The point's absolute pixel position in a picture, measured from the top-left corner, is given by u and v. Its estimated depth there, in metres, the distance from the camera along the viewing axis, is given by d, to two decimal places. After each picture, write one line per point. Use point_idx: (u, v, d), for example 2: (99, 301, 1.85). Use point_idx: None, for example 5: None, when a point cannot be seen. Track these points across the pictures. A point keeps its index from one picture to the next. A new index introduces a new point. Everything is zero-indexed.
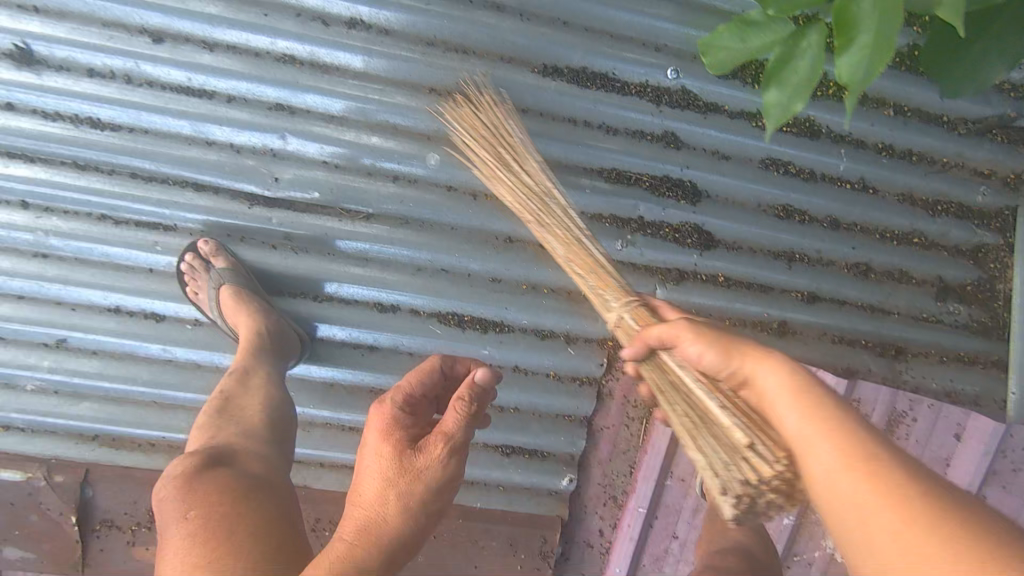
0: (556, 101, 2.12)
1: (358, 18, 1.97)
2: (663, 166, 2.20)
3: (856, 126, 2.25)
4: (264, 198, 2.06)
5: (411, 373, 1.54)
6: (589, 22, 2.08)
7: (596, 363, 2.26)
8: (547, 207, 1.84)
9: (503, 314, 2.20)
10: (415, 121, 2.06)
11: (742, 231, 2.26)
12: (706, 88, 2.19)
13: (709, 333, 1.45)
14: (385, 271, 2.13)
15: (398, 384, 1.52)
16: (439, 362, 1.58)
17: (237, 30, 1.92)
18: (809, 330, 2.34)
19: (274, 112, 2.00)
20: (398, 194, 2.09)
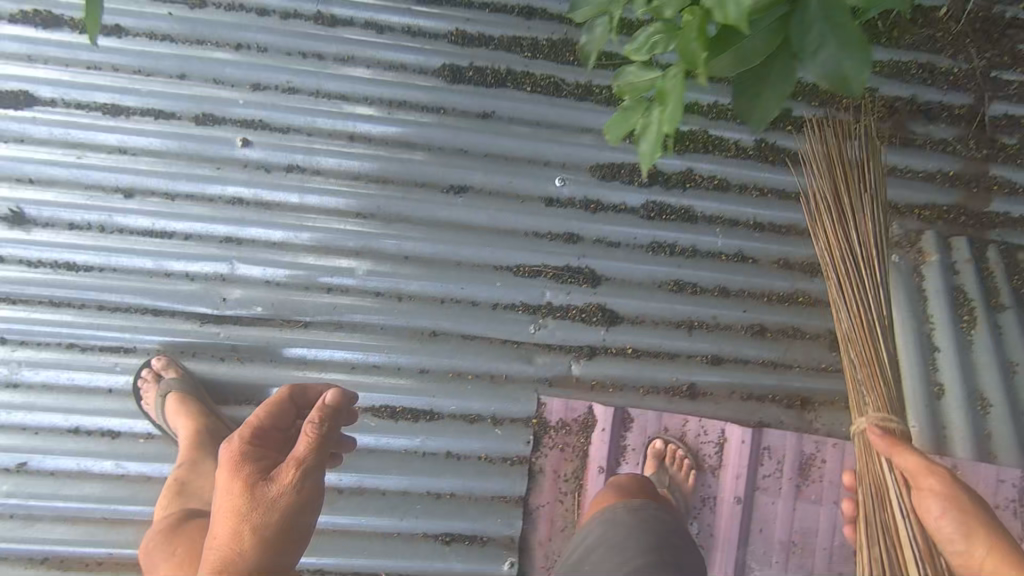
0: (464, 212, 2.48)
1: (296, 164, 2.39)
2: (563, 257, 2.51)
3: (726, 208, 2.62)
4: (214, 317, 2.36)
5: (262, 410, 1.99)
6: (485, 148, 2.49)
7: (523, 441, 2.43)
8: (857, 282, 2.02)
9: (432, 402, 2.41)
10: (343, 239, 2.40)
11: (642, 306, 2.53)
12: (593, 191, 2.55)
13: (955, 493, 1.73)
14: (323, 371, 2.39)
15: (252, 419, 1.96)
16: (285, 392, 2.05)
17: (193, 182, 2.34)
18: (719, 391, 2.51)
19: (224, 244, 2.34)
20: (331, 303, 2.39)
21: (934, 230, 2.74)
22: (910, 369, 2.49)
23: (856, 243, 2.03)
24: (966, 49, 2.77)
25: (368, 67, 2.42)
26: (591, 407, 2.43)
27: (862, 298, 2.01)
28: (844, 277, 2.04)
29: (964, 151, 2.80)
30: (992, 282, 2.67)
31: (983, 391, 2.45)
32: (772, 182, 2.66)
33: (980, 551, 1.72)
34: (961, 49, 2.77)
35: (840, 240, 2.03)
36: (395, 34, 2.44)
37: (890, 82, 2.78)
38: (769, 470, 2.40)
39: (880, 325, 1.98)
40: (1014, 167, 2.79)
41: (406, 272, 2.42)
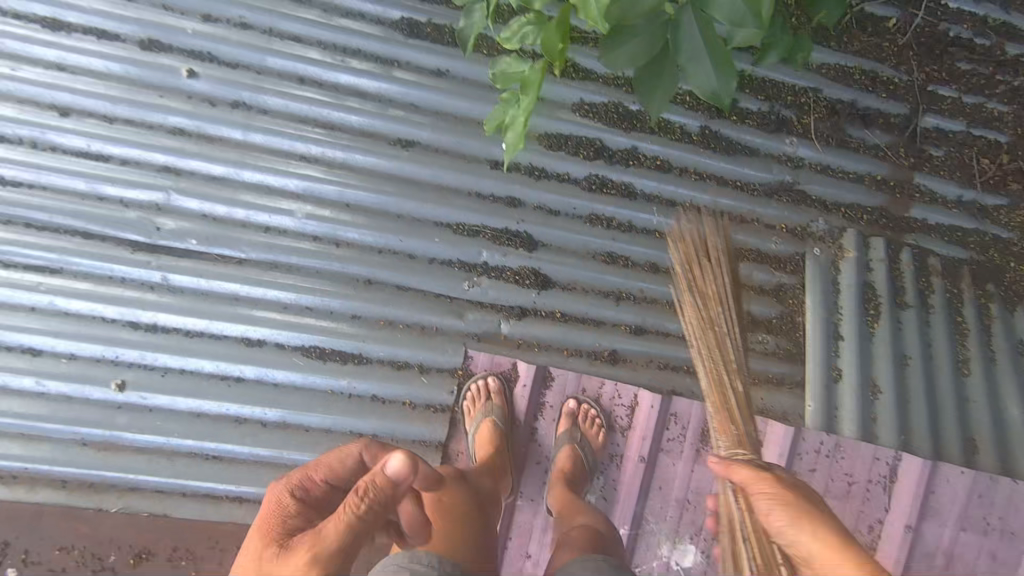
0: (409, 167, 2.53)
1: (240, 100, 2.40)
2: (503, 220, 2.60)
3: (662, 188, 2.74)
4: (147, 245, 2.40)
5: (333, 461, 1.88)
6: (435, 105, 2.54)
7: (447, 391, 2.55)
8: (705, 351, 2.14)
9: (362, 347, 2.50)
10: (284, 181, 2.44)
11: (573, 274, 2.65)
12: (537, 158, 2.64)
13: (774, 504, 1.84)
14: (255, 308, 2.45)
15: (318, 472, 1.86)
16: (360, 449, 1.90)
17: (132, 107, 2.34)
18: (639, 361, 2.65)
19: (160, 173, 2.38)
20: (267, 243, 2.44)
21: (856, 230, 2.92)
22: (814, 354, 2.68)
23: (713, 327, 2.16)
24: (909, 61, 2.90)
25: (321, 10, 2.42)
26: (517, 364, 2.58)
27: (717, 360, 2.14)
28: (703, 354, 2.17)
29: (892, 158, 2.96)
30: (901, 282, 2.88)
31: (877, 380, 2.65)
32: (711, 168, 2.79)
33: (809, 541, 1.77)
34: (904, 59, 2.90)
35: (698, 312, 2.17)
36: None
37: (836, 86, 2.90)
38: (672, 434, 2.58)
39: (727, 374, 2.12)
40: (936, 176, 2.98)
41: (345, 219, 2.49)
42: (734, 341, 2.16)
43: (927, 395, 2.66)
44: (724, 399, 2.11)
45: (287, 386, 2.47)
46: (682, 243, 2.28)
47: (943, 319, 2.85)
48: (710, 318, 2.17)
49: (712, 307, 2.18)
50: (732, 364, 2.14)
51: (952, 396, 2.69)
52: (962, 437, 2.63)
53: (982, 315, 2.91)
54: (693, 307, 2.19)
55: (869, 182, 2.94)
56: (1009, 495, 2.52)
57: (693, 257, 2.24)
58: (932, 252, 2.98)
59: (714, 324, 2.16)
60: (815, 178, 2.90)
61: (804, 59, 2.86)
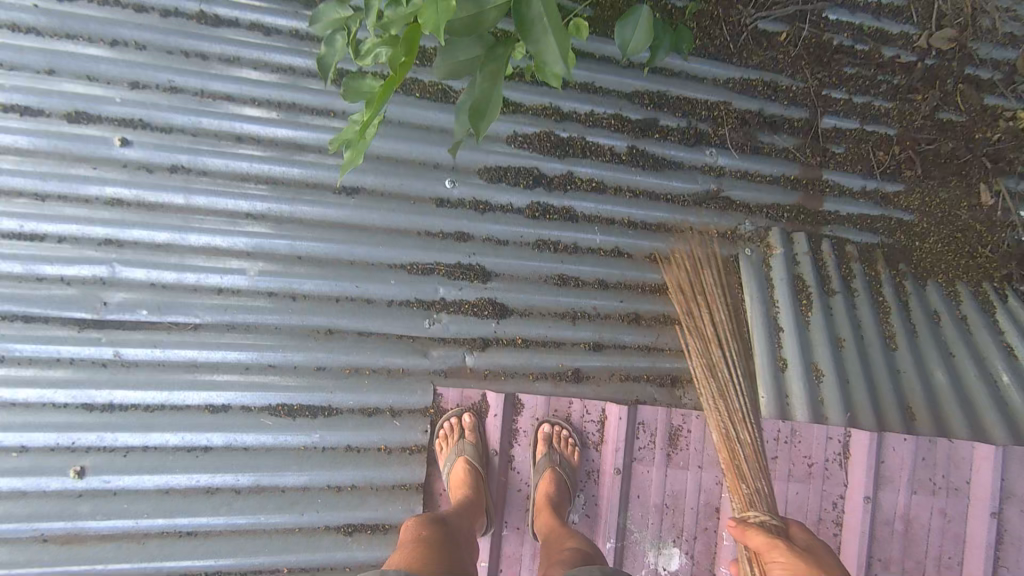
0: (358, 213, 2.56)
1: (179, 164, 2.39)
2: (455, 254, 2.65)
3: (602, 208, 2.88)
4: (94, 322, 2.31)
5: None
6: (377, 150, 2.60)
7: (420, 431, 2.54)
8: (724, 391, 2.56)
9: (330, 399, 2.47)
10: (233, 241, 2.42)
11: (529, 299, 2.73)
12: (481, 192, 2.73)
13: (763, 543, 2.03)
14: (215, 373, 2.39)
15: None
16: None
17: (66, 182, 2.29)
18: (600, 373, 2.78)
19: (102, 247, 2.31)
20: (221, 305, 2.39)
21: (780, 227, 3.16)
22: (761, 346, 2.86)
23: (714, 363, 2.63)
24: (802, 70, 3.22)
25: (255, 68, 2.46)
26: (486, 394, 2.59)
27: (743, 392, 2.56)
28: (708, 391, 2.61)
29: (802, 159, 3.23)
30: (825, 270, 3.13)
31: (818, 363, 2.86)
32: (644, 184, 2.96)
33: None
34: (797, 69, 3.21)
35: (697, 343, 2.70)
36: (282, 36, 2.48)
37: (743, 98, 3.17)
38: (643, 442, 2.61)
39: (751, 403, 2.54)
40: (841, 171, 3.28)
41: (300, 272, 2.47)
42: (735, 389, 2.56)
43: (864, 371, 2.89)
44: (727, 426, 2.51)
45: (257, 449, 2.40)
46: (694, 284, 2.81)
47: (866, 298, 3.11)
48: (710, 359, 2.64)
49: (710, 351, 2.66)
50: (726, 396, 2.55)
51: (885, 368, 2.93)
52: (899, 404, 2.87)
53: (899, 291, 3.20)
54: (701, 351, 2.67)
55: (784, 182, 3.20)
56: (949, 452, 2.62)
57: (697, 298, 2.76)
58: (847, 240, 3.26)
59: (717, 367, 2.62)
60: (738, 184, 3.12)
61: (711, 77, 3.12)
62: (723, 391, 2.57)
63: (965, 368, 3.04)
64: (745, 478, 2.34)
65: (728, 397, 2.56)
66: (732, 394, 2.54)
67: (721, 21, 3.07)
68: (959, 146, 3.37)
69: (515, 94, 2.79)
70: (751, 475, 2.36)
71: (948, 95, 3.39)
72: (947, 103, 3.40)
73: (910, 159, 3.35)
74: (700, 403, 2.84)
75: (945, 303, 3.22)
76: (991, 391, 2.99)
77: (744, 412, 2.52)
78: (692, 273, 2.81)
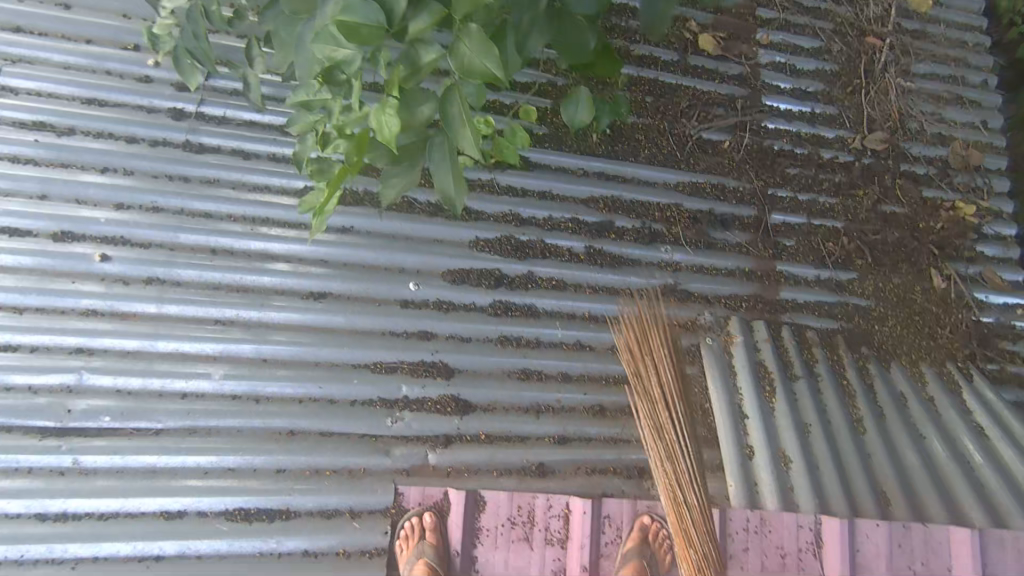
0: (324, 316, 2.68)
1: (153, 277, 2.55)
2: (418, 353, 2.74)
3: (563, 305, 2.99)
4: (58, 429, 2.38)
5: None
6: (344, 257, 2.77)
7: (380, 533, 2.51)
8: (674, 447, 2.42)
9: (288, 501, 2.45)
10: (199, 347, 2.52)
11: (492, 395, 2.77)
12: (442, 294, 2.86)
13: None
14: (173, 479, 2.39)
15: None
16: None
17: (46, 295, 2.46)
18: (565, 469, 2.75)
19: (75, 355, 2.43)
20: (185, 408, 2.46)
21: (738, 317, 3.24)
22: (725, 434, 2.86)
23: (661, 433, 2.44)
24: (748, 172, 3.46)
25: (231, 187, 2.69)
26: (448, 492, 2.53)
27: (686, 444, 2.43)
28: (657, 447, 2.46)
29: (755, 253, 3.38)
30: (787, 357, 3.18)
31: (785, 450, 2.85)
32: (603, 281, 3.09)
33: None
34: (743, 172, 3.45)
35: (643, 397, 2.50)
36: (259, 159, 2.75)
37: (694, 200, 3.35)
38: (610, 537, 2.54)
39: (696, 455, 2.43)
40: (795, 263, 3.41)
41: (265, 374, 2.56)
42: (682, 449, 2.43)
43: (833, 457, 2.86)
44: (673, 495, 2.41)
45: (211, 557, 2.35)
46: (643, 346, 2.57)
47: (830, 383, 3.14)
48: (659, 429, 2.46)
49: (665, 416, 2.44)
50: (675, 465, 2.41)
51: (854, 453, 2.90)
52: (872, 490, 2.81)
53: (863, 375, 3.22)
54: (649, 415, 2.48)
55: (739, 276, 3.32)
56: (925, 538, 2.55)
57: (640, 366, 2.54)
58: (807, 327, 3.32)
59: (665, 428, 2.45)
60: (694, 278, 3.24)
61: (661, 181, 3.33)
62: (671, 443, 2.44)
63: (935, 452, 3.02)
64: (689, 541, 2.33)
65: (672, 463, 2.42)
66: (678, 461, 2.42)
67: (667, 133, 3.38)
68: (903, 236, 3.56)
69: (475, 202, 3.01)
70: (700, 539, 2.33)
71: (889, 190, 3.62)
72: (888, 198, 3.63)
73: (862, 250, 3.50)
74: None
75: (910, 386, 3.23)
76: (966, 474, 2.95)
77: (689, 481, 2.39)
78: (640, 332, 2.60)
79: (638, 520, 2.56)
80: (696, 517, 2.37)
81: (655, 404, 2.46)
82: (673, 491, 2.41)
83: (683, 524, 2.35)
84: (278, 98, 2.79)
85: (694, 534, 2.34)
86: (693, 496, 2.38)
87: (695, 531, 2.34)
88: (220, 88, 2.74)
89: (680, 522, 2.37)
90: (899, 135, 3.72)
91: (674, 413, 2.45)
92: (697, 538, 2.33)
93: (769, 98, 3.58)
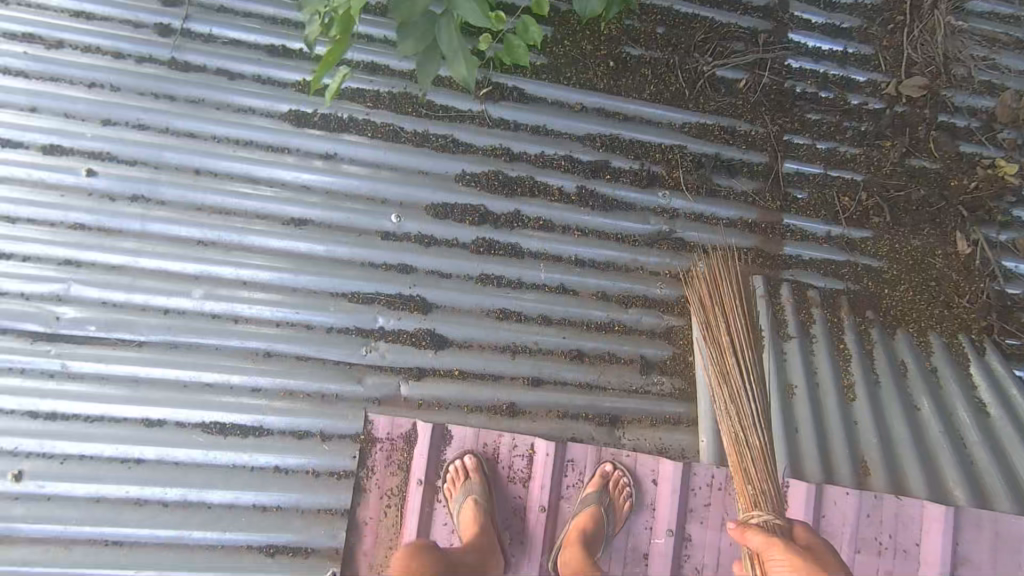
0: (304, 243, 2.69)
1: (139, 194, 2.59)
2: (396, 286, 2.74)
3: (550, 247, 2.94)
4: (47, 335, 2.48)
5: None
6: (328, 185, 2.76)
7: (349, 456, 2.58)
8: (732, 389, 2.46)
9: (262, 419, 2.53)
10: (181, 266, 2.57)
11: (468, 332, 2.77)
12: (425, 227, 2.83)
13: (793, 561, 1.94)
14: (154, 390, 2.49)
15: None
16: None
17: (37, 207, 2.52)
18: (538, 410, 2.76)
19: (62, 266, 2.51)
20: (165, 324, 2.53)
21: (734, 270, 3.13)
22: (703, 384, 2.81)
23: (728, 386, 2.48)
24: (762, 116, 3.28)
25: (217, 108, 2.67)
26: (416, 424, 2.58)
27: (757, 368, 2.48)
28: (739, 388, 2.46)
29: (760, 203, 3.23)
30: (782, 316, 3.05)
31: (763, 408, 2.79)
32: (594, 224, 3.02)
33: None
34: (757, 115, 3.27)
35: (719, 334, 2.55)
36: (245, 80, 2.70)
37: (699, 142, 3.22)
38: (572, 479, 2.57)
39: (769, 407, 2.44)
40: (802, 216, 3.25)
41: (245, 297, 2.60)
42: (746, 396, 2.45)
43: (814, 420, 2.79)
44: (751, 438, 2.38)
45: (188, 466, 2.47)
46: (723, 299, 2.63)
47: (825, 345, 3.01)
48: (725, 383, 2.48)
49: (725, 369, 2.50)
50: (758, 412, 2.42)
51: (839, 418, 2.82)
52: (851, 456, 2.74)
53: (863, 340, 3.07)
54: (716, 359, 2.54)
55: (739, 225, 3.20)
56: (897, 510, 2.48)
57: (712, 317, 2.62)
58: (810, 285, 3.17)
59: (729, 372, 2.49)
60: (689, 226, 3.14)
61: (666, 121, 3.20)
62: (756, 378, 2.47)
63: (926, 424, 2.89)
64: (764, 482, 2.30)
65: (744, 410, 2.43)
66: (751, 409, 2.44)
67: (676, 69, 3.22)
68: (928, 196, 3.31)
69: (466, 135, 2.93)
70: (768, 482, 2.29)
71: (919, 143, 3.36)
72: (917, 150, 3.37)
73: (878, 206, 3.29)
74: (639, 445, 2.79)
75: (913, 355, 3.07)
76: (956, 451, 2.83)
77: (761, 429, 2.39)
78: (712, 286, 2.68)
79: (604, 465, 2.55)
80: (769, 466, 2.33)
81: (723, 352, 2.51)
82: (748, 436, 2.39)
83: (754, 467, 2.33)
84: (267, 16, 2.72)
85: (759, 477, 2.31)
86: (758, 446, 2.36)
87: (761, 474, 2.31)
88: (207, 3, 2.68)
89: (751, 468, 2.34)
90: (941, 81, 3.37)
91: (744, 361, 2.49)
92: (758, 480, 2.30)
93: (794, 33, 3.34)
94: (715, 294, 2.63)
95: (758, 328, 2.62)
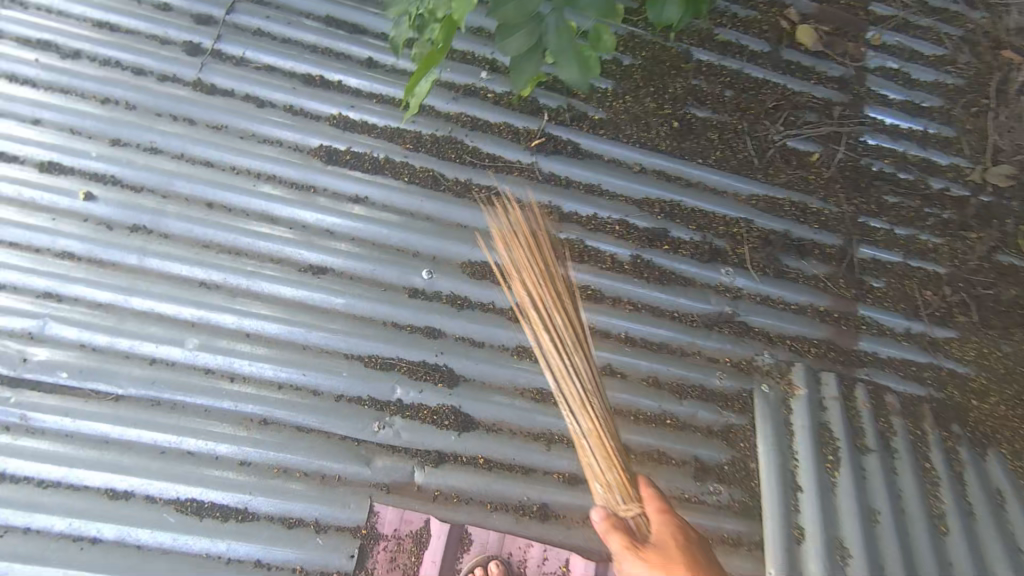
0: (319, 295, 2.36)
1: (142, 224, 2.30)
2: (420, 352, 2.37)
3: (599, 320, 2.61)
4: (8, 379, 2.13)
5: None
6: (354, 232, 2.44)
7: (347, 555, 2.14)
8: (558, 344, 1.87)
9: (246, 501, 2.12)
10: (176, 310, 2.25)
11: (499, 412, 2.36)
12: (459, 286, 2.47)
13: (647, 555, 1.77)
14: (126, 453, 2.10)
15: None
16: None
17: (22, 230, 2.22)
18: (574, 517, 2.29)
19: (40, 298, 2.18)
20: (149, 376, 2.17)
21: (803, 364, 2.71)
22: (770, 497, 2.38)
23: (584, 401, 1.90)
24: (836, 194, 2.95)
25: (240, 137, 2.42)
26: (430, 521, 2.19)
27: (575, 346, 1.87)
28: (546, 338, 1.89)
29: (833, 290, 2.87)
30: (857, 423, 2.64)
31: (844, 536, 2.33)
32: (647, 299, 2.68)
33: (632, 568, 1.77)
34: (830, 192, 2.95)
35: (530, 280, 1.88)
36: (275, 110, 2.46)
37: (768, 217, 2.89)
38: None
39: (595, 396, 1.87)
40: (880, 308, 2.88)
41: (246, 351, 2.25)
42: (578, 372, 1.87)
43: (901, 556, 2.33)
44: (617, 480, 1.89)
45: (150, 552, 2.05)
46: (513, 254, 1.90)
47: (909, 465, 2.58)
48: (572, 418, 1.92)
49: (571, 370, 1.88)
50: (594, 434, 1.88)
51: (932, 560, 2.37)
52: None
53: (950, 459, 2.64)
54: (532, 312, 1.89)
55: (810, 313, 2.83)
56: None
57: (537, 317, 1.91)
58: (887, 389, 2.76)
59: (559, 346, 1.87)
60: (753, 309, 2.77)
61: (732, 191, 2.89)
62: (576, 346, 1.87)
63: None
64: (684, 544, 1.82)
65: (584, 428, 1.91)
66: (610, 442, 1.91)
67: (745, 136, 2.92)
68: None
69: (512, 189, 2.63)
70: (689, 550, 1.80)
71: (1009, 237, 2.94)
72: (1005, 245, 2.95)
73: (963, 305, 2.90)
74: None
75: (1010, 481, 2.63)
76: None
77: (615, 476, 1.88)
78: (530, 251, 1.87)
79: None
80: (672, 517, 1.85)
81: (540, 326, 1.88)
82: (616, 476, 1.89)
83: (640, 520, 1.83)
84: (308, 45, 2.52)
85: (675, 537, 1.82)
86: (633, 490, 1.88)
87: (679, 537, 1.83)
88: (244, 26, 2.47)
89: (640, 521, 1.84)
90: None
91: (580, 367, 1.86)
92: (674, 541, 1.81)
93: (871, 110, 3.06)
94: (518, 263, 1.89)
95: (574, 294, 1.92)
